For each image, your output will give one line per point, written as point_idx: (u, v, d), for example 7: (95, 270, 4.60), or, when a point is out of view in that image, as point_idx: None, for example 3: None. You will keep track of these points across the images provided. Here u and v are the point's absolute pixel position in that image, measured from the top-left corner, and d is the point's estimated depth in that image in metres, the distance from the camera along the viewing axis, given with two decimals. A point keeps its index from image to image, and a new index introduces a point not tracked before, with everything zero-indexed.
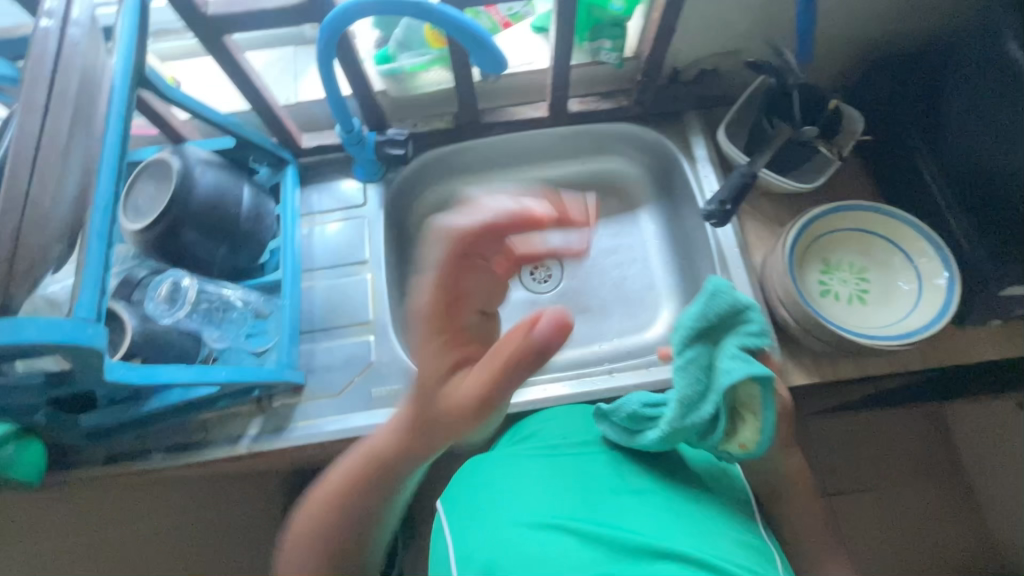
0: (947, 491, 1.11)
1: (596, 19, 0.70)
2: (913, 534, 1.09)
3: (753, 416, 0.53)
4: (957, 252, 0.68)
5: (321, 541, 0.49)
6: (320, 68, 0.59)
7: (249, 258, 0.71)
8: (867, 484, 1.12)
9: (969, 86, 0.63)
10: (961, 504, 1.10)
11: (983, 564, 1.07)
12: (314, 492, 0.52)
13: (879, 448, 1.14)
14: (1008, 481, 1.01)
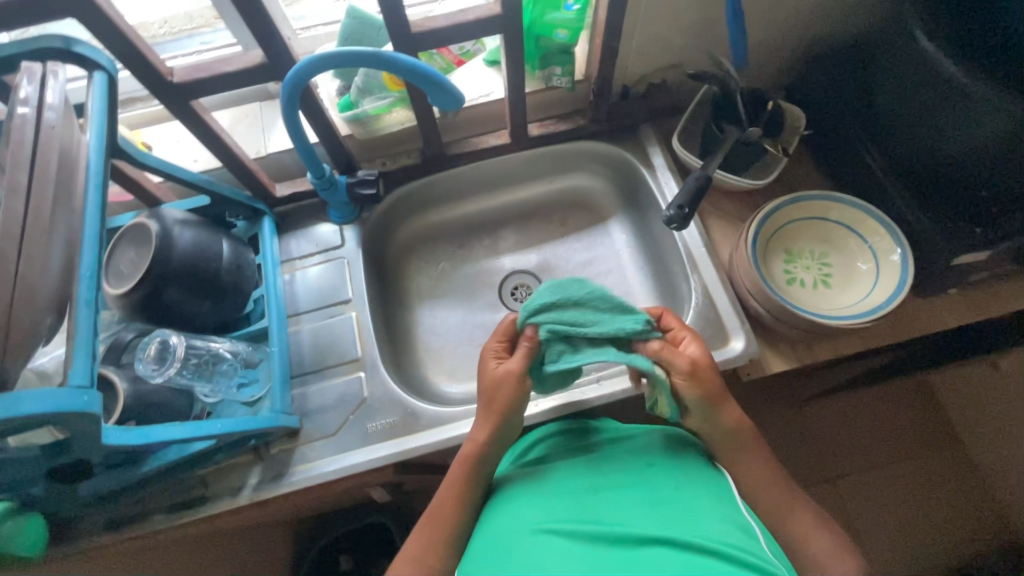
0: (945, 458, 1.14)
1: (544, 48, 0.74)
2: (919, 506, 1.11)
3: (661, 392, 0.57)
4: (907, 228, 0.72)
5: (433, 551, 0.54)
6: (287, 122, 0.62)
7: (234, 310, 0.72)
8: (867, 462, 1.15)
9: (892, 75, 0.68)
10: (960, 470, 1.13)
11: (992, 526, 1.09)
12: (426, 515, 0.58)
13: (874, 425, 1.16)
14: (1002, 441, 1.04)
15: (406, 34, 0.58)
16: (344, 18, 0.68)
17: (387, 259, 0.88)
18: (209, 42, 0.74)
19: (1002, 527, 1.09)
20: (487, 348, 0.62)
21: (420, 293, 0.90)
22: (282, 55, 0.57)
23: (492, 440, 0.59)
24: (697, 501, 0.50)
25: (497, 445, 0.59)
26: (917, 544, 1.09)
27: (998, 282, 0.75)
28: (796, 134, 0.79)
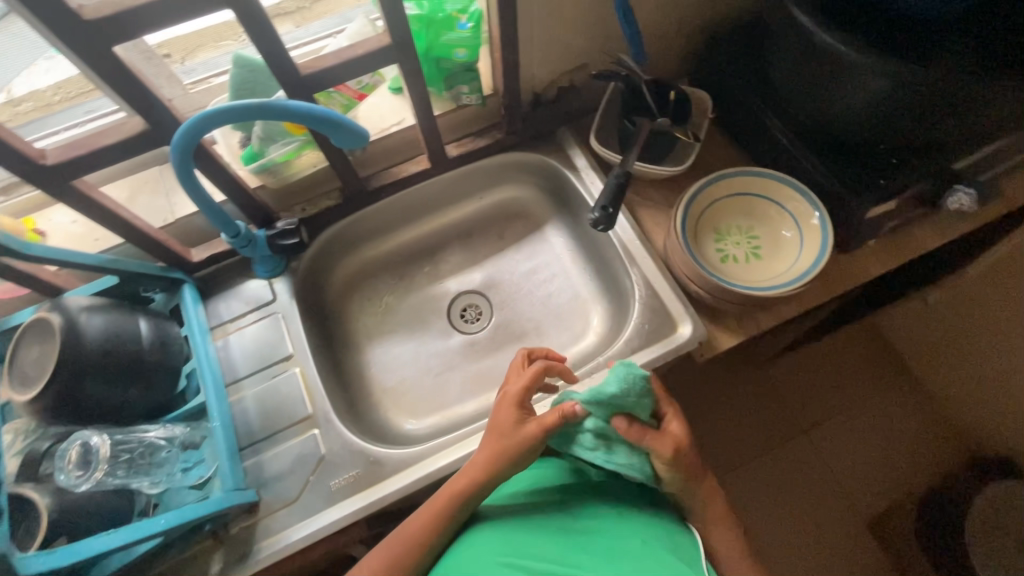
0: (901, 390, 1.20)
1: (445, 69, 0.73)
2: (887, 443, 1.17)
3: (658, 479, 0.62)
4: (821, 190, 0.75)
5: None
6: (184, 184, 0.57)
7: (166, 389, 0.67)
8: (832, 410, 1.19)
9: (779, 53, 0.70)
10: (916, 399, 1.19)
11: (953, 448, 1.16)
12: (388, 542, 0.58)
13: (832, 374, 1.22)
14: (947, 366, 1.11)
15: (296, 78, 0.56)
16: (232, 68, 0.65)
17: (326, 305, 0.85)
18: (95, 111, 0.70)
19: (962, 447, 1.15)
20: (511, 396, 0.61)
21: (366, 334, 0.87)
22: (165, 118, 0.54)
23: (482, 481, 0.57)
24: (666, 549, 0.56)
25: (472, 482, 0.57)
26: (891, 480, 1.14)
27: (911, 227, 0.79)
28: (706, 115, 0.82)
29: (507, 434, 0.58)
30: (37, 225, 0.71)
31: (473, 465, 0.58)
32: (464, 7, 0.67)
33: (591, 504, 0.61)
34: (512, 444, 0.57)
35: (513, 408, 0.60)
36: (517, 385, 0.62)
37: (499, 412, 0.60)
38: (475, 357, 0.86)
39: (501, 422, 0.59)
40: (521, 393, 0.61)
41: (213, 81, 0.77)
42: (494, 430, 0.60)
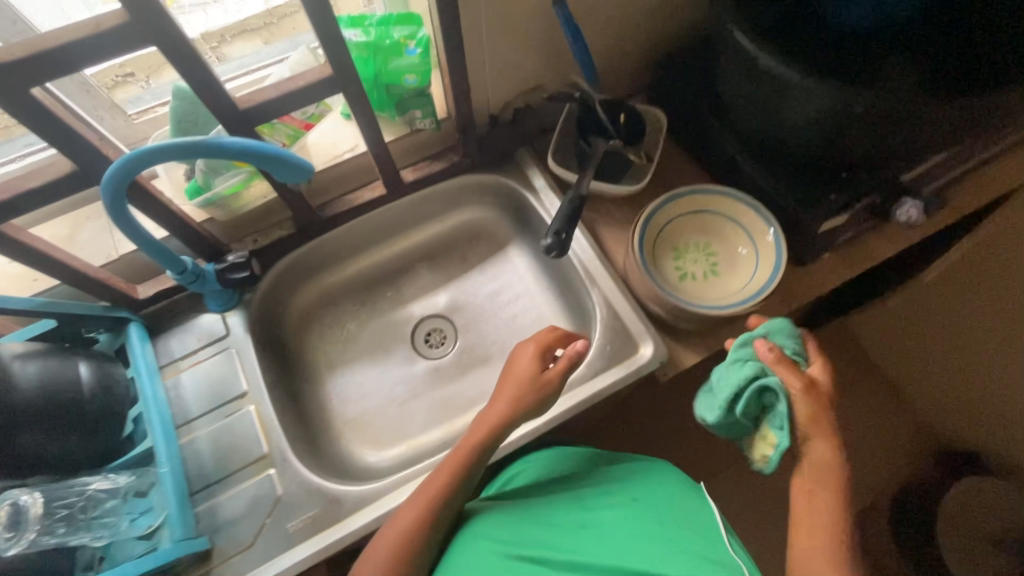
0: (870, 390, 1.23)
1: (396, 95, 0.72)
2: (858, 443, 1.19)
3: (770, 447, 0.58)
4: (776, 205, 0.76)
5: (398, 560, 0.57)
6: (119, 224, 0.55)
7: (110, 436, 0.64)
8: None
9: (728, 74, 0.70)
10: (884, 398, 1.22)
11: (921, 445, 1.18)
12: (395, 517, 0.60)
13: None
14: (909, 368, 1.13)
15: (234, 113, 0.54)
16: (172, 100, 0.63)
17: (284, 336, 0.83)
18: (33, 145, 0.68)
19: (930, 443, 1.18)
20: (529, 345, 0.67)
21: (328, 364, 0.84)
22: (95, 159, 0.52)
23: (495, 428, 0.64)
24: (669, 512, 0.64)
25: (489, 440, 0.63)
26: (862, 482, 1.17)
27: (865, 237, 0.80)
28: (660, 133, 0.83)
29: (524, 379, 0.65)
30: None
31: (492, 408, 0.65)
32: (412, 33, 0.67)
33: (596, 483, 0.70)
34: (527, 391, 0.65)
35: (532, 356, 0.67)
36: (549, 331, 0.69)
37: (520, 359, 0.67)
38: (441, 383, 0.85)
39: (519, 370, 0.66)
40: (550, 339, 0.68)
41: (159, 110, 0.74)
42: (511, 375, 0.66)
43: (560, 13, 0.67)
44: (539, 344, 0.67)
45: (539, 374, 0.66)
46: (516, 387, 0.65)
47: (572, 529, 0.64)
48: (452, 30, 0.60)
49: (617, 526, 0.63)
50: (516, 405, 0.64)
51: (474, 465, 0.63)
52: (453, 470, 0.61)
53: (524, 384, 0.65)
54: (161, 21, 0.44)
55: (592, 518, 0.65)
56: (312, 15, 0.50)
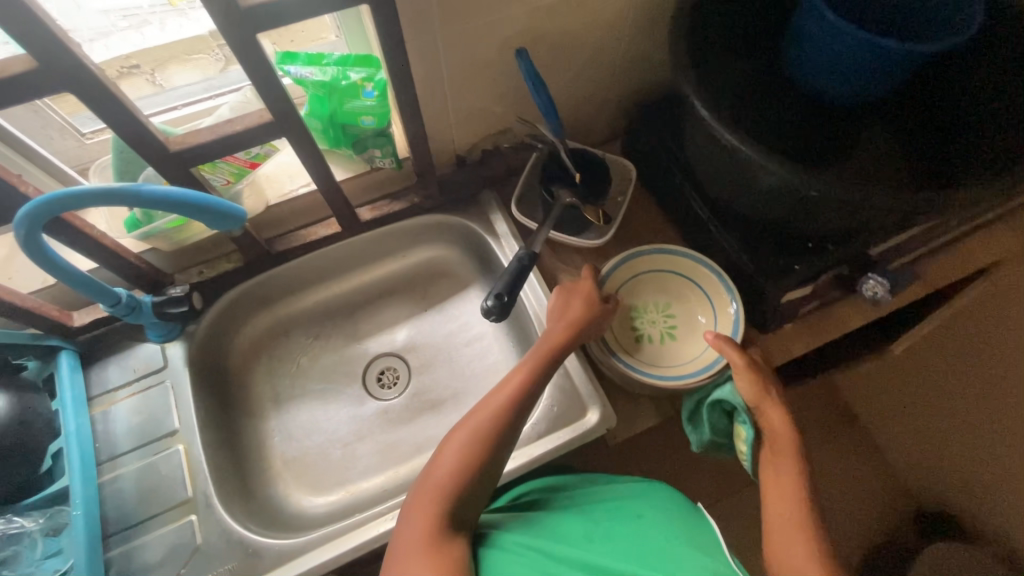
0: (848, 443, 1.16)
1: (354, 134, 0.70)
2: (834, 498, 1.13)
3: (744, 448, 0.64)
4: (738, 270, 0.74)
5: (430, 539, 0.54)
6: (43, 264, 0.54)
7: (27, 473, 0.61)
8: None
9: (693, 141, 0.68)
10: (863, 451, 1.16)
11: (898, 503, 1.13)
12: (413, 501, 0.57)
13: None
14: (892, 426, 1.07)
15: (164, 153, 0.52)
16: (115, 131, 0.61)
17: (227, 369, 0.80)
18: None
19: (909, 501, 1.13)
20: (574, 284, 0.71)
21: (273, 399, 0.81)
22: (12, 195, 0.50)
23: (547, 360, 0.64)
24: (669, 527, 0.62)
25: (527, 397, 0.62)
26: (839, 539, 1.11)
27: (830, 306, 0.77)
28: (628, 183, 0.82)
29: (577, 310, 0.68)
30: None
31: (546, 338, 0.66)
32: (370, 76, 0.65)
33: (597, 502, 0.68)
34: (583, 318, 0.67)
35: (576, 292, 0.70)
36: (585, 272, 0.72)
37: (565, 295, 0.70)
38: (388, 427, 0.82)
39: (568, 305, 0.69)
40: (586, 279, 0.71)
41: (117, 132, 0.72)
42: (561, 307, 0.69)
43: (523, 65, 0.64)
44: (576, 282, 0.71)
45: (582, 308, 0.68)
46: (569, 317, 0.67)
47: (580, 534, 0.62)
48: (403, 76, 0.58)
49: (626, 535, 0.61)
50: (572, 331, 0.66)
51: (520, 423, 0.61)
52: (504, 417, 0.60)
53: (583, 312, 0.68)
54: (69, 58, 0.42)
55: (599, 526, 0.63)
56: (245, 63, 0.49)
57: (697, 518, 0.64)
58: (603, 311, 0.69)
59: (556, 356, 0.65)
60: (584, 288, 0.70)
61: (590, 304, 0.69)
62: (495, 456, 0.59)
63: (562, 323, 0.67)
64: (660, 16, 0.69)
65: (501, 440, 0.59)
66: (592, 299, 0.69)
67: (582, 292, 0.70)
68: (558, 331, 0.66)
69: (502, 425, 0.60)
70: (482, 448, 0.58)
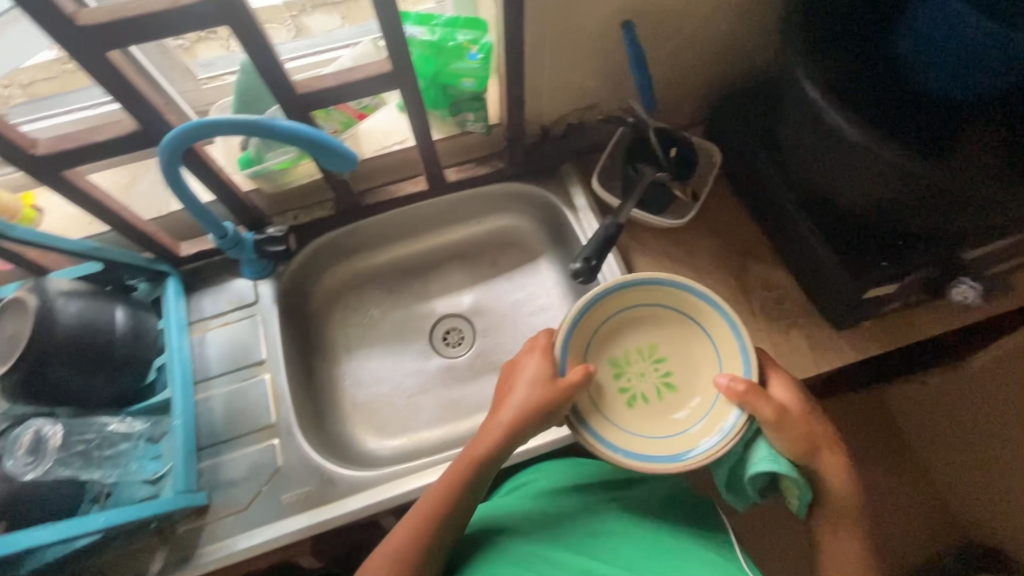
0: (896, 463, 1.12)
1: (452, 96, 0.73)
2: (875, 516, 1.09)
3: (795, 498, 0.61)
4: (817, 260, 0.73)
5: None
6: (171, 186, 0.58)
7: (134, 381, 0.67)
8: None
9: (789, 122, 0.67)
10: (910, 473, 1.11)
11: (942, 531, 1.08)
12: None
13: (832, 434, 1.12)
14: (948, 449, 1.02)
15: (291, 96, 0.56)
16: (239, 73, 0.66)
17: (307, 312, 0.84)
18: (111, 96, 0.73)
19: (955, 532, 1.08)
20: (529, 359, 0.63)
21: (346, 346, 0.86)
22: (158, 122, 0.55)
23: (487, 463, 0.60)
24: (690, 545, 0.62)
25: (455, 506, 0.58)
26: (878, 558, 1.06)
27: (910, 309, 0.76)
28: (711, 170, 0.81)
29: (523, 394, 0.60)
30: (34, 200, 0.73)
31: (482, 439, 0.61)
32: (476, 39, 0.67)
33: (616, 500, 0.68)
34: (525, 404, 0.60)
35: (530, 368, 0.62)
36: (537, 343, 0.65)
37: (519, 372, 0.63)
38: (450, 384, 0.85)
39: (517, 390, 0.61)
40: (543, 347, 0.64)
41: (228, 80, 0.77)
42: (513, 388, 0.62)
43: (626, 35, 0.66)
44: (535, 349, 0.64)
45: (537, 388, 0.60)
46: (513, 405, 0.60)
47: (587, 541, 0.63)
48: (516, 40, 0.60)
49: (641, 543, 0.62)
50: (515, 420, 0.60)
51: (454, 524, 0.58)
52: (432, 519, 0.57)
53: (529, 399, 0.60)
54: None
55: (612, 531, 0.64)
56: (380, 11, 0.51)
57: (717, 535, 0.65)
58: (567, 386, 0.60)
59: (493, 451, 0.60)
60: (540, 360, 0.63)
61: (547, 379, 0.61)
62: (431, 556, 0.57)
63: (505, 413, 0.61)
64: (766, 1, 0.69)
65: (430, 542, 0.57)
66: (548, 374, 0.61)
67: (534, 368, 0.62)
68: (500, 424, 0.60)
69: (434, 531, 0.57)
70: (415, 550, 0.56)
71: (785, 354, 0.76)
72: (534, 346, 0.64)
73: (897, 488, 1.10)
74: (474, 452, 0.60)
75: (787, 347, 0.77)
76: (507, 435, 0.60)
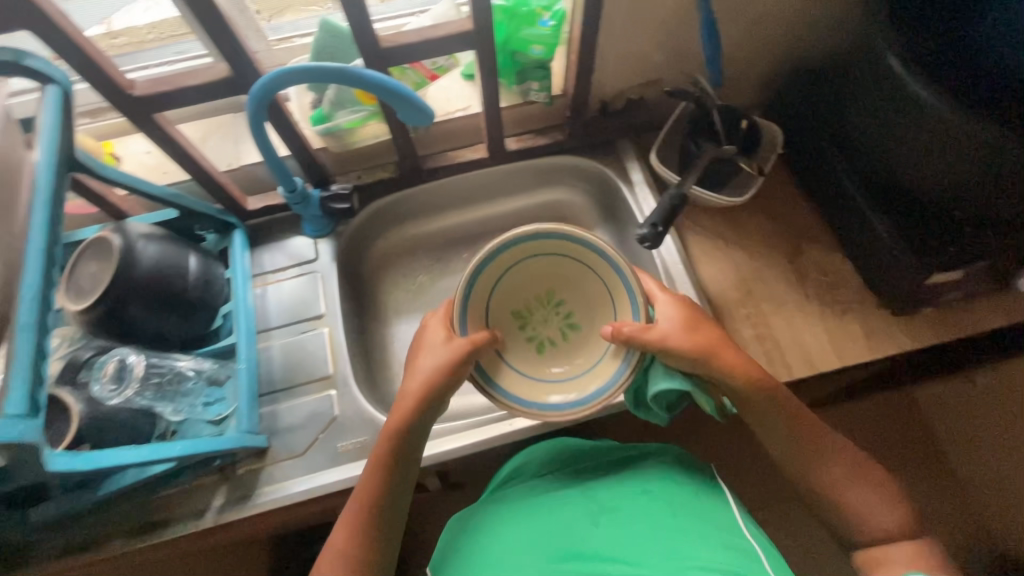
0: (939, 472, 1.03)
1: (520, 63, 0.74)
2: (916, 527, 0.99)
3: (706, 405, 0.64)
4: (880, 246, 0.72)
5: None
6: (254, 136, 0.60)
7: (202, 325, 0.70)
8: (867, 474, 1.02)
9: (864, 100, 0.67)
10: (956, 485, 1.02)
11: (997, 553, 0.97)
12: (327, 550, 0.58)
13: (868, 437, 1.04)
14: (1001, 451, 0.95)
15: (375, 49, 0.58)
16: (317, 32, 0.68)
17: (362, 274, 0.86)
18: (184, 52, 0.78)
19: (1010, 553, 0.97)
20: (430, 330, 0.62)
21: (396, 310, 0.87)
22: (247, 70, 0.57)
23: (405, 438, 0.60)
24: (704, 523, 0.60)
25: (391, 486, 0.59)
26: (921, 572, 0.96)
27: (968, 301, 0.75)
28: (773, 152, 0.79)
29: (427, 359, 0.60)
30: (115, 148, 0.77)
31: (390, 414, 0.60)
32: (549, 5, 0.68)
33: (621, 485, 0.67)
34: (431, 367, 0.59)
35: (427, 339, 0.62)
36: (438, 312, 0.63)
37: (417, 342, 0.63)
38: None
39: (416, 361, 0.61)
40: (445, 316, 0.63)
41: (296, 42, 0.80)
42: (416, 356, 0.61)
43: (703, 10, 0.65)
44: (433, 318, 0.63)
45: (445, 351, 0.60)
46: (416, 374, 0.60)
47: (574, 532, 0.62)
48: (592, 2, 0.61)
49: (632, 525, 0.61)
50: (421, 385, 0.59)
51: (398, 495, 0.60)
52: (371, 492, 0.58)
53: (428, 369, 0.59)
54: None
55: (599, 519, 0.63)
56: None
57: (714, 500, 0.64)
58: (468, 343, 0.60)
59: (405, 421, 0.59)
60: (438, 325, 0.62)
61: (445, 346, 0.60)
62: (376, 527, 0.58)
63: (414, 376, 0.60)
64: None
65: (370, 513, 0.58)
66: (447, 344, 0.60)
67: (435, 338, 0.61)
68: (404, 395, 0.60)
69: (375, 502, 0.58)
70: (360, 518, 0.58)
71: (839, 339, 0.75)
72: (434, 313, 0.64)
73: (932, 503, 1.00)
74: (389, 425, 0.60)
75: (841, 332, 0.76)
76: (420, 405, 0.59)
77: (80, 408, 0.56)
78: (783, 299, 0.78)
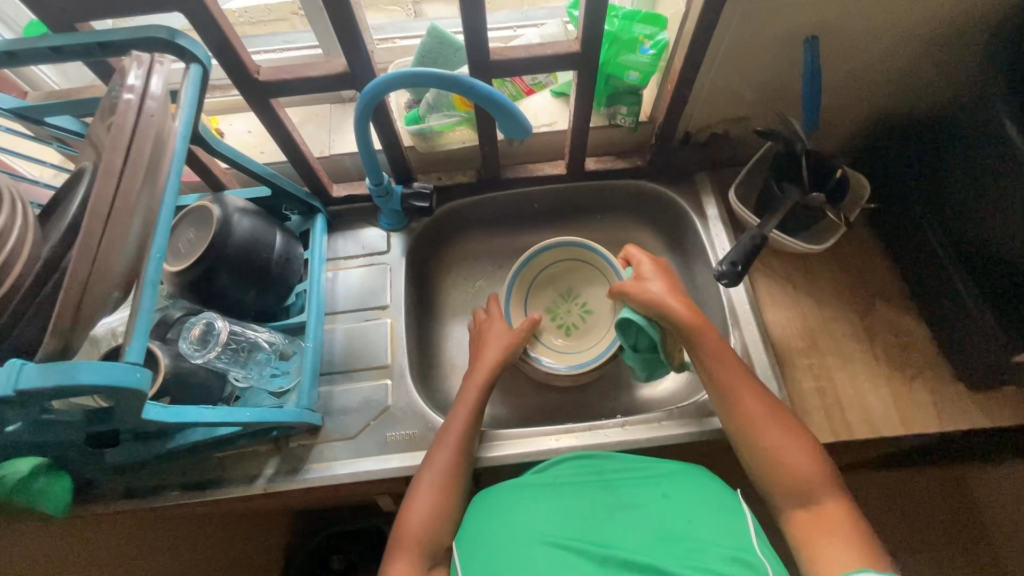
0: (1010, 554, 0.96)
1: (613, 87, 0.76)
2: None
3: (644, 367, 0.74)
4: (963, 314, 0.70)
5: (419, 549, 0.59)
6: (357, 130, 0.64)
7: (276, 300, 0.73)
8: (925, 549, 0.96)
9: (969, 160, 0.66)
10: None
11: None
12: (396, 519, 0.62)
13: (930, 506, 0.98)
14: None
15: (483, 60, 0.60)
16: (424, 37, 0.70)
17: (427, 270, 0.87)
18: (291, 42, 0.84)
19: None
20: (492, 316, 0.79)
21: (454, 309, 0.89)
22: (362, 66, 0.60)
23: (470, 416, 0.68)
24: (706, 529, 0.58)
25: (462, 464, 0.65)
26: None
27: None
28: (860, 203, 0.77)
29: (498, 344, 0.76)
30: (220, 124, 0.83)
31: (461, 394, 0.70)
32: (652, 34, 0.69)
33: (632, 484, 0.65)
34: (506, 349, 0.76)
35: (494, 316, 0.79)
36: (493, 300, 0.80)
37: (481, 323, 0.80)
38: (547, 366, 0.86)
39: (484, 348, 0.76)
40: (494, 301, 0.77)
41: (397, 43, 0.84)
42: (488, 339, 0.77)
43: (807, 51, 0.65)
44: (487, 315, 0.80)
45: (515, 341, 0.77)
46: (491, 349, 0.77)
47: (583, 522, 0.61)
48: (700, 38, 0.62)
49: (649, 524, 0.60)
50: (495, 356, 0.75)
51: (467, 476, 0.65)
52: (443, 459, 0.64)
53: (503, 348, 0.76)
54: None
55: (600, 512, 0.62)
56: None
57: (725, 501, 0.62)
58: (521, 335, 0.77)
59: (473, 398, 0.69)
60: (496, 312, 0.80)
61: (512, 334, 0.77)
62: (443, 496, 0.62)
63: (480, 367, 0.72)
64: (947, 37, 0.68)
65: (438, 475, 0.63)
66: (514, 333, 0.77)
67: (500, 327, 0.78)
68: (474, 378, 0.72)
69: (452, 474, 0.64)
70: (430, 496, 0.62)
71: (907, 403, 0.72)
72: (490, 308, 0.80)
73: None
74: (462, 408, 0.68)
75: (910, 396, 0.72)
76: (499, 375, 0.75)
77: (166, 361, 0.59)
78: (850, 356, 0.76)
